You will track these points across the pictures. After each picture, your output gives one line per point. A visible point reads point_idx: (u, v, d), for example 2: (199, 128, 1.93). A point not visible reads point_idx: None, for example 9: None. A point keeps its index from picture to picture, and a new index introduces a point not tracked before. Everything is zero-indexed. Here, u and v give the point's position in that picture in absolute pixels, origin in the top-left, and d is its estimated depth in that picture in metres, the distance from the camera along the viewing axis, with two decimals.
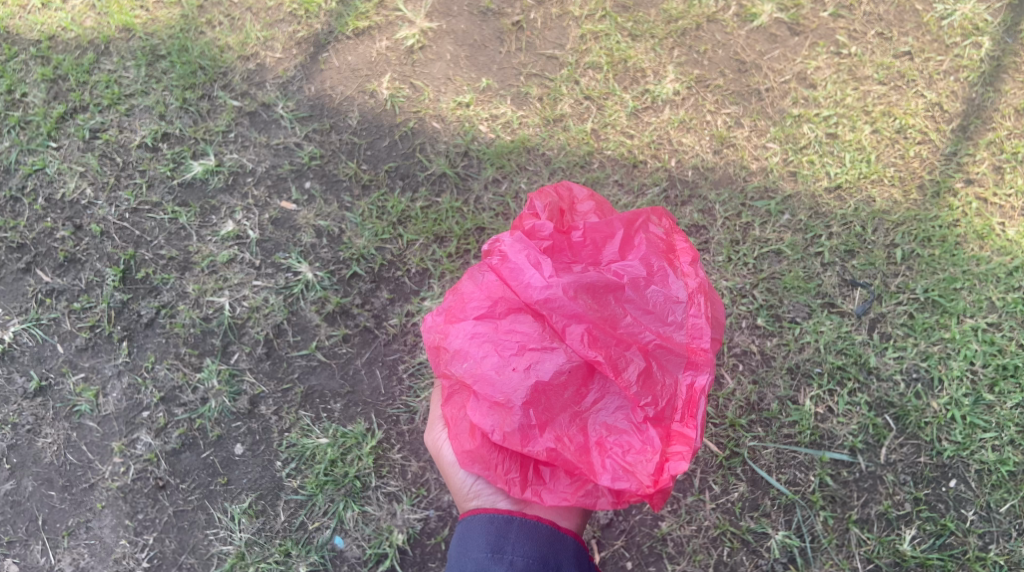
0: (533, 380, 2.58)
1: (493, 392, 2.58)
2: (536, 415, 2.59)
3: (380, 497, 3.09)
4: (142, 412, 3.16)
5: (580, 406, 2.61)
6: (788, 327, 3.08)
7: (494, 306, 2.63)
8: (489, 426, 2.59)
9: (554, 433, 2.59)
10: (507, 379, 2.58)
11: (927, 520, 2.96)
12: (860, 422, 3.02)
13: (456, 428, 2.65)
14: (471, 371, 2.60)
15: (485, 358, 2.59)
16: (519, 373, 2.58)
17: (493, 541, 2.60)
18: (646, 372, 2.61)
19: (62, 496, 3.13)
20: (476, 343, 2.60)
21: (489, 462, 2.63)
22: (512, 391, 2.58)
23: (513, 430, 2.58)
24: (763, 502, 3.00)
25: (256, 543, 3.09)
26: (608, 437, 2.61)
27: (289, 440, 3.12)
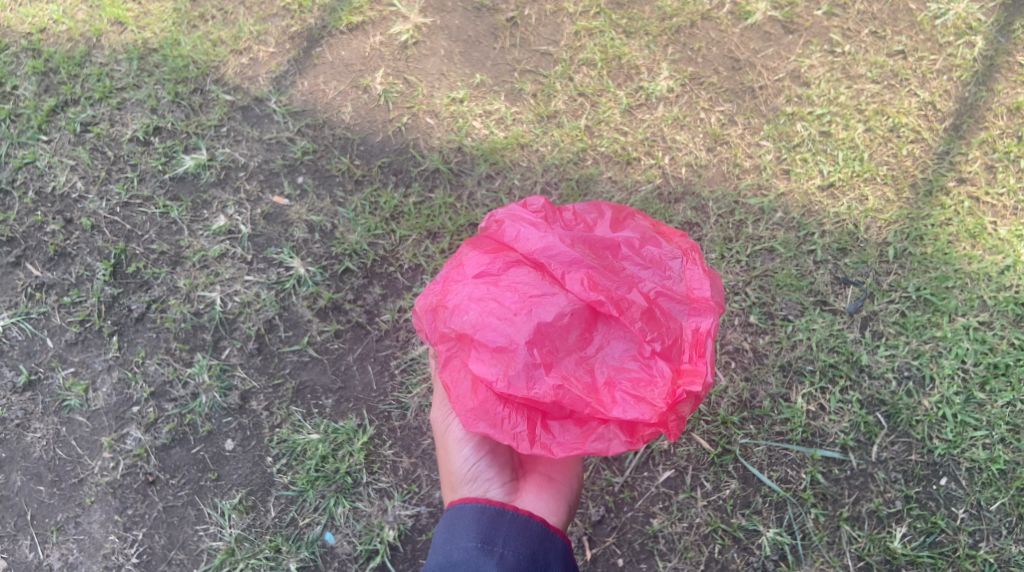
0: (536, 324, 2.53)
1: (495, 339, 2.52)
2: (541, 359, 2.52)
3: (372, 493, 3.08)
4: (132, 407, 3.14)
5: (585, 352, 2.55)
6: (781, 324, 3.08)
7: (492, 262, 2.61)
8: (493, 375, 2.51)
9: (560, 378, 2.52)
10: (508, 325, 2.53)
11: (918, 518, 2.96)
12: (852, 420, 3.02)
13: (458, 388, 2.55)
14: (471, 322, 2.53)
15: (485, 307, 2.54)
16: (522, 318, 2.53)
17: (484, 531, 2.52)
18: (650, 312, 2.58)
19: (51, 491, 3.12)
20: (475, 297, 2.56)
21: (495, 417, 2.53)
22: (515, 334, 2.52)
23: (518, 374, 2.51)
24: (754, 499, 3.00)
25: (246, 539, 3.07)
26: (616, 377, 2.55)
27: (280, 436, 3.11)
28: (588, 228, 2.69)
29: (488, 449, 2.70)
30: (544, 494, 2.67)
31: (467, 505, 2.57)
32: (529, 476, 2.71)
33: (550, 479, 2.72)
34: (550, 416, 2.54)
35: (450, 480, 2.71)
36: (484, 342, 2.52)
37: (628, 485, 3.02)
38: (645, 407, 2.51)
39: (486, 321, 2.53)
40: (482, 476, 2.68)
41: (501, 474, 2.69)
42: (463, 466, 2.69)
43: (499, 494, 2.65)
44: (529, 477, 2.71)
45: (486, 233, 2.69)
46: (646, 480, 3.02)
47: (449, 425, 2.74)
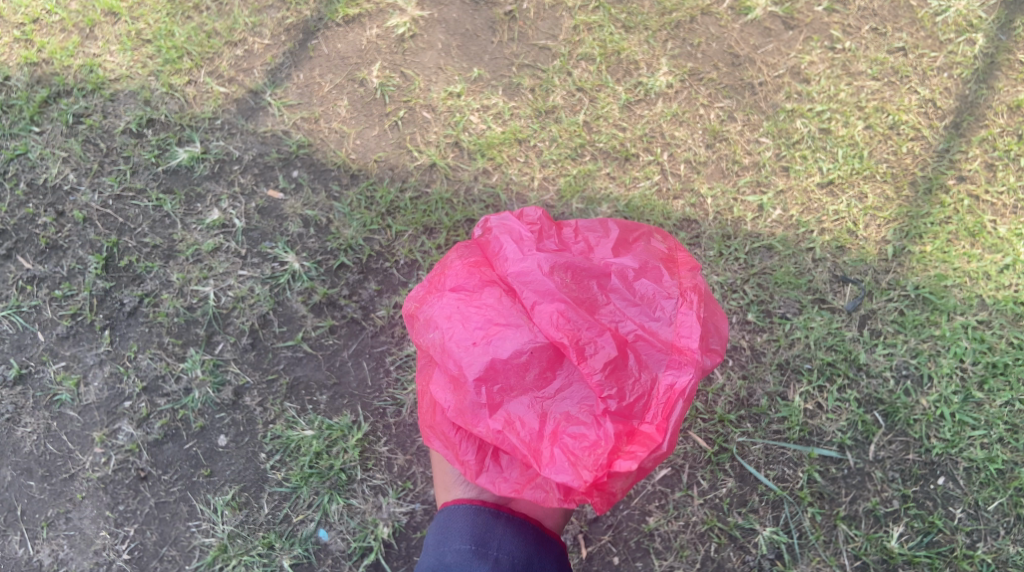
0: (494, 358, 2.53)
1: (452, 365, 2.54)
2: (491, 396, 2.53)
3: (366, 490, 3.05)
4: (124, 402, 3.11)
5: (541, 393, 2.55)
6: (779, 322, 3.06)
7: (470, 278, 2.61)
8: (445, 401, 2.55)
9: (509, 417, 2.53)
10: (467, 355, 2.54)
11: (915, 517, 2.95)
12: (850, 418, 3.01)
13: (421, 401, 2.62)
14: (435, 342, 2.57)
15: (449, 329, 2.55)
16: (482, 348, 2.53)
17: (475, 535, 2.57)
18: (616, 363, 2.54)
19: (42, 486, 3.08)
20: (446, 314, 2.57)
21: (447, 441, 2.58)
22: (469, 367, 2.53)
23: (467, 407, 2.53)
24: (751, 498, 2.98)
25: (239, 536, 3.04)
26: (564, 428, 2.53)
27: (274, 432, 3.08)
28: (587, 253, 2.64)
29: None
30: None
31: (461, 507, 2.61)
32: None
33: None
34: (500, 451, 2.56)
35: (445, 478, 2.73)
36: (444, 365, 2.56)
37: None
38: (583, 468, 2.49)
39: (449, 344, 2.55)
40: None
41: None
42: (458, 465, 2.72)
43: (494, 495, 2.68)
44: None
45: (479, 241, 2.69)
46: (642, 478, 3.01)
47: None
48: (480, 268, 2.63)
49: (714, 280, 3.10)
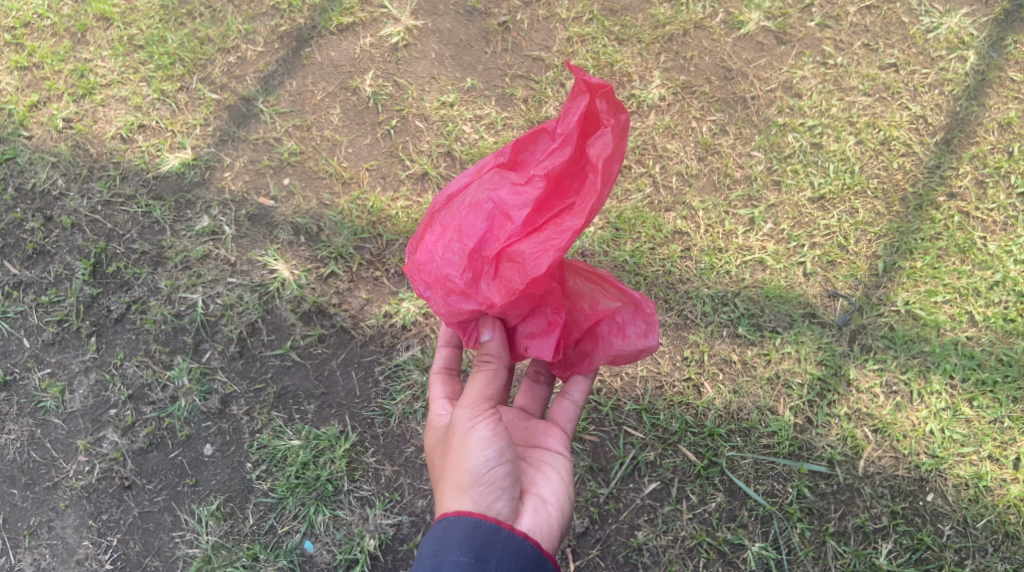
0: (479, 200, 2.41)
1: (482, 223, 2.40)
2: (505, 194, 2.39)
3: (353, 501, 3.01)
4: (110, 409, 3.08)
5: (522, 159, 2.43)
6: (769, 336, 3.06)
7: (427, 232, 2.49)
8: (516, 225, 2.38)
9: (533, 179, 2.39)
10: (468, 223, 2.41)
11: (904, 534, 2.93)
12: (839, 433, 3.00)
13: (518, 276, 2.37)
14: (462, 242, 2.41)
15: (457, 230, 2.42)
16: (467, 215, 2.42)
17: (478, 548, 2.37)
18: None
19: (25, 494, 3.05)
20: (446, 243, 2.43)
21: (546, 242, 2.36)
22: (484, 200, 2.41)
23: (519, 199, 2.39)
24: (740, 512, 2.96)
25: (223, 546, 2.99)
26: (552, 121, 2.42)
27: (260, 442, 3.05)
28: None
29: (509, 458, 2.48)
30: (541, 515, 2.50)
31: (462, 516, 2.40)
32: (528, 492, 2.53)
33: (546, 500, 2.52)
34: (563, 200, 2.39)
35: (455, 480, 2.44)
36: (478, 250, 2.40)
37: (613, 496, 2.99)
38: (577, 95, 2.37)
39: (460, 245, 2.41)
40: (495, 484, 2.45)
41: (512, 487, 2.48)
42: (475, 470, 2.44)
43: (503, 510, 2.45)
44: (528, 495, 2.52)
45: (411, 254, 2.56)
46: (632, 491, 2.99)
47: (472, 426, 2.47)
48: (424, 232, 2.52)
49: (705, 292, 3.09)
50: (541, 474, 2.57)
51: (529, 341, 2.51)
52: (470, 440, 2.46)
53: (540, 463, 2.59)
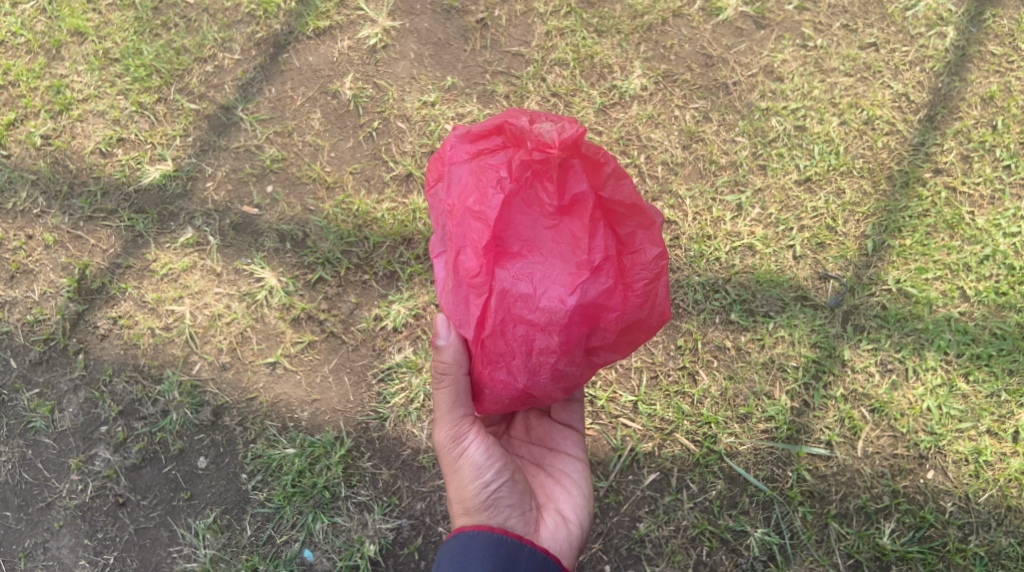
0: (545, 285, 2.32)
1: (572, 326, 2.31)
2: (580, 280, 2.31)
3: (351, 507, 2.98)
4: (100, 427, 3.04)
5: (540, 225, 2.35)
6: (762, 321, 3.05)
7: (506, 373, 2.37)
8: (608, 301, 2.33)
9: (591, 256, 2.33)
10: (556, 326, 2.31)
11: (906, 513, 2.92)
12: (836, 415, 2.99)
13: (632, 331, 2.39)
14: (567, 353, 2.33)
15: (551, 348, 2.32)
16: (553, 333, 2.31)
17: (500, 560, 2.37)
18: (477, 205, 2.35)
19: (18, 516, 3.01)
20: (549, 365, 2.34)
21: (643, 290, 2.38)
22: (559, 307, 2.31)
23: (596, 280, 2.32)
24: (741, 499, 2.95)
25: (222, 559, 2.96)
26: (548, 199, 2.35)
27: (255, 452, 3.02)
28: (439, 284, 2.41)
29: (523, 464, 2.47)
30: (562, 531, 2.50)
31: (481, 533, 2.39)
32: (546, 506, 2.53)
33: (566, 517, 2.53)
34: (625, 232, 2.39)
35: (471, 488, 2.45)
36: (577, 331, 2.32)
37: (613, 489, 2.97)
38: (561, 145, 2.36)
39: (555, 336, 2.31)
40: (509, 497, 2.46)
41: (522, 502, 2.47)
42: (479, 491, 2.43)
43: (520, 525, 2.45)
44: (547, 510, 2.52)
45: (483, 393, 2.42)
46: (632, 483, 2.98)
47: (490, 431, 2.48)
48: (492, 375, 2.38)
49: (696, 280, 3.08)
50: (560, 488, 2.56)
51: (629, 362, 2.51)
52: (462, 466, 2.44)
53: (560, 475, 2.59)
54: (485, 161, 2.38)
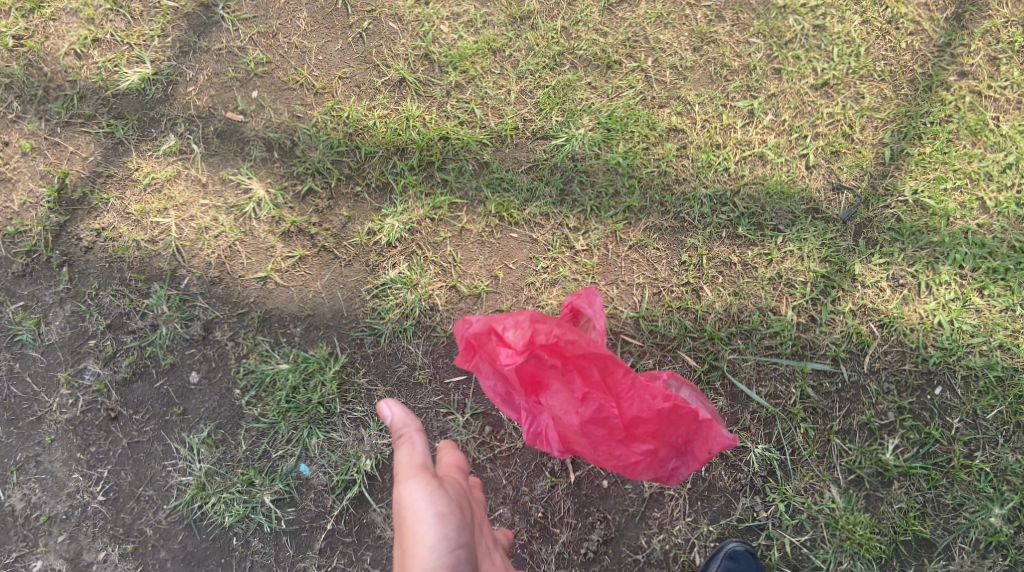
0: (571, 413, 2.62)
1: (609, 458, 2.63)
2: (605, 406, 2.61)
3: (346, 423, 2.93)
4: (88, 340, 2.96)
5: (549, 374, 2.62)
6: (771, 236, 2.96)
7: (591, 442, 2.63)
8: (632, 411, 2.61)
9: (612, 401, 2.62)
10: (600, 448, 2.63)
11: (911, 429, 2.91)
12: (844, 331, 2.94)
13: (671, 437, 2.65)
14: (622, 459, 2.63)
15: (603, 451, 2.63)
16: (605, 450, 2.63)
17: None
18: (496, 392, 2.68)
19: (8, 430, 2.95)
20: (611, 458, 2.63)
21: (659, 393, 2.63)
22: (596, 429, 2.62)
23: (619, 408, 2.61)
24: (742, 415, 2.92)
25: (217, 473, 2.92)
26: (548, 366, 2.62)
27: (247, 367, 2.94)
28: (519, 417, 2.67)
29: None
30: None
31: None
32: None
33: None
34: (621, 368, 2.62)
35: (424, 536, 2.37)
36: (620, 438, 2.62)
37: None
38: (527, 321, 2.63)
39: (601, 445, 2.63)
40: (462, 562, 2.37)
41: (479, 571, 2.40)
42: (423, 546, 2.35)
43: None
44: None
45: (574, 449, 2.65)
46: None
47: (456, 511, 2.42)
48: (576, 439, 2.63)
49: (703, 193, 2.97)
50: None
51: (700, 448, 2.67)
52: (413, 519, 2.39)
53: None
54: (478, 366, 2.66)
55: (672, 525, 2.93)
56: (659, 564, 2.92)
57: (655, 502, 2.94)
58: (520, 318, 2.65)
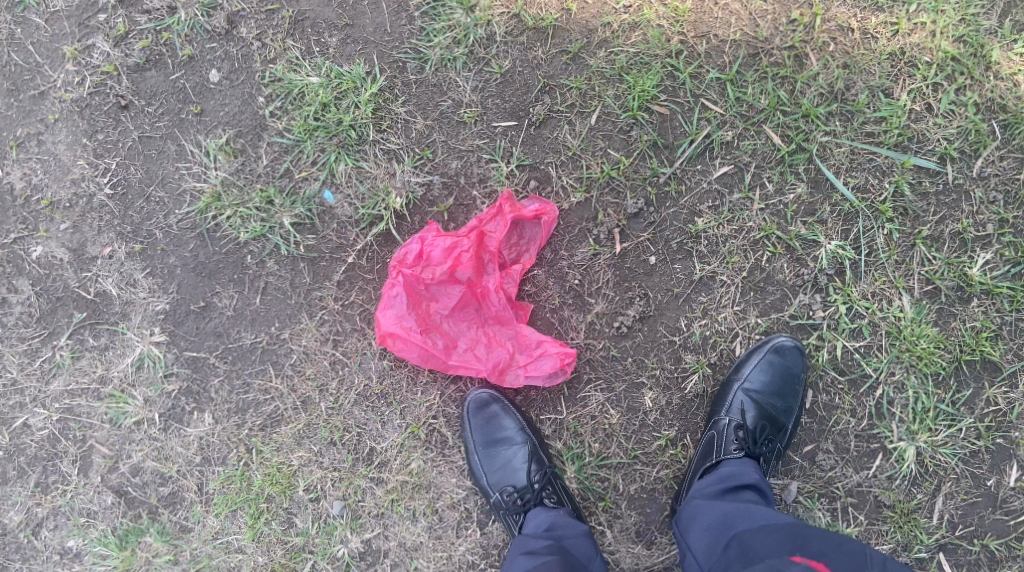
0: (462, 332, 2.73)
1: (492, 345, 2.73)
2: (495, 343, 2.73)
3: (378, 154, 2.80)
4: (98, 15, 2.81)
5: (454, 315, 2.73)
6: (902, 2, 2.74)
7: (473, 349, 2.73)
8: (504, 356, 2.73)
9: (497, 343, 2.73)
10: (483, 342, 2.73)
11: (1007, 246, 2.73)
12: (960, 126, 2.74)
13: (528, 365, 2.73)
14: (484, 350, 2.73)
15: (480, 339, 2.73)
16: (487, 332, 2.74)
17: None
18: (421, 254, 2.72)
19: (8, 102, 2.81)
20: (481, 352, 2.73)
21: (519, 348, 2.73)
22: (481, 346, 2.73)
23: (503, 357, 2.73)
24: (821, 208, 2.75)
25: (234, 186, 2.80)
26: (452, 307, 2.72)
27: (273, 74, 2.80)
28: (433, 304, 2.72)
29: None
30: None
31: None
32: None
33: None
34: (508, 327, 2.74)
35: None
36: (499, 353, 2.73)
37: (675, 178, 2.77)
38: (450, 268, 2.71)
39: (486, 342, 2.73)
40: None
41: None
42: None
43: None
44: None
45: (455, 365, 2.73)
46: (698, 174, 2.77)
47: None
48: (456, 351, 2.73)
49: None
50: None
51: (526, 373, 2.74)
52: None
53: None
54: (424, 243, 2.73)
55: (718, 312, 2.77)
56: (695, 349, 2.78)
57: (703, 286, 2.77)
58: (435, 272, 2.71)
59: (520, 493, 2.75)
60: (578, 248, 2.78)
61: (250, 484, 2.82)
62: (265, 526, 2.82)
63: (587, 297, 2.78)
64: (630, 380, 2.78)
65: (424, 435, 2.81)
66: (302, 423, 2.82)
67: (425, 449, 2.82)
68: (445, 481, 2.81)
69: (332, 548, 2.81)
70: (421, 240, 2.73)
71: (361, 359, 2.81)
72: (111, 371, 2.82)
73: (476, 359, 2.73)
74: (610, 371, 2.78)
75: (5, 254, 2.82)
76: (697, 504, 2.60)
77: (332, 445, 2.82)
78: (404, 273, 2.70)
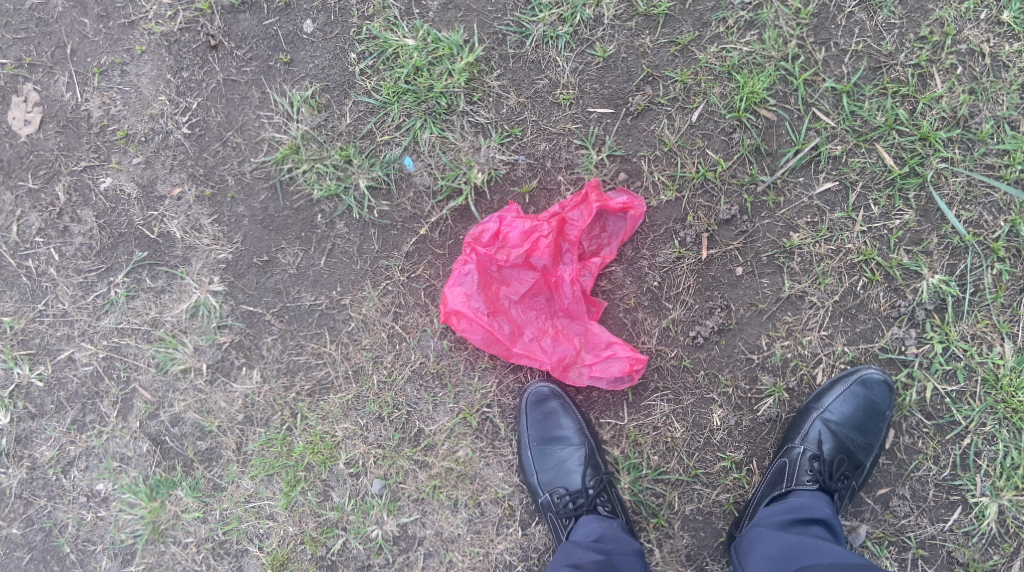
0: (529, 321, 2.60)
1: (560, 338, 2.60)
2: (562, 337, 2.60)
3: (465, 126, 2.68)
4: None
5: (523, 301, 2.60)
6: None
7: (538, 340, 2.59)
8: (570, 352, 2.59)
9: (564, 337, 2.60)
10: (550, 333, 2.60)
11: None
12: None
13: (594, 366, 2.59)
14: (550, 342, 2.59)
15: (547, 331, 2.60)
16: (555, 324, 2.60)
17: None
18: (497, 234, 2.60)
19: (97, 28, 2.73)
20: (546, 343, 2.59)
21: (587, 346, 2.59)
22: (548, 337, 2.59)
23: (568, 352, 2.59)
24: (928, 238, 2.59)
25: (314, 140, 2.70)
26: (523, 292, 2.59)
27: (369, 31, 2.69)
28: (504, 288, 2.59)
29: None
30: None
31: None
32: None
33: None
34: (577, 322, 2.60)
35: None
36: (565, 348, 2.59)
37: (775, 188, 2.62)
38: (526, 253, 2.58)
39: (553, 335, 2.60)
40: None
41: None
42: None
43: None
44: None
45: (517, 354, 2.59)
46: (800, 187, 2.62)
47: None
48: (520, 340, 2.59)
49: None
50: None
51: (590, 373, 2.60)
52: None
53: None
54: (503, 223, 2.61)
55: (803, 335, 2.62)
56: (773, 370, 2.62)
57: (791, 305, 2.62)
58: (510, 254, 2.59)
59: (572, 497, 2.62)
60: (662, 250, 2.63)
61: (290, 450, 2.71)
62: (300, 495, 2.71)
63: (666, 302, 2.64)
64: (700, 394, 2.63)
65: (476, 423, 2.68)
66: (352, 394, 2.70)
67: (475, 438, 2.68)
68: (491, 474, 2.68)
69: (366, 528, 2.69)
70: (500, 220, 2.61)
71: (421, 336, 2.69)
72: (164, 315, 2.73)
73: (540, 350, 2.59)
74: (680, 382, 2.64)
75: (72, 181, 2.73)
76: (761, 532, 2.47)
77: (379, 421, 2.70)
78: (478, 252, 2.58)
